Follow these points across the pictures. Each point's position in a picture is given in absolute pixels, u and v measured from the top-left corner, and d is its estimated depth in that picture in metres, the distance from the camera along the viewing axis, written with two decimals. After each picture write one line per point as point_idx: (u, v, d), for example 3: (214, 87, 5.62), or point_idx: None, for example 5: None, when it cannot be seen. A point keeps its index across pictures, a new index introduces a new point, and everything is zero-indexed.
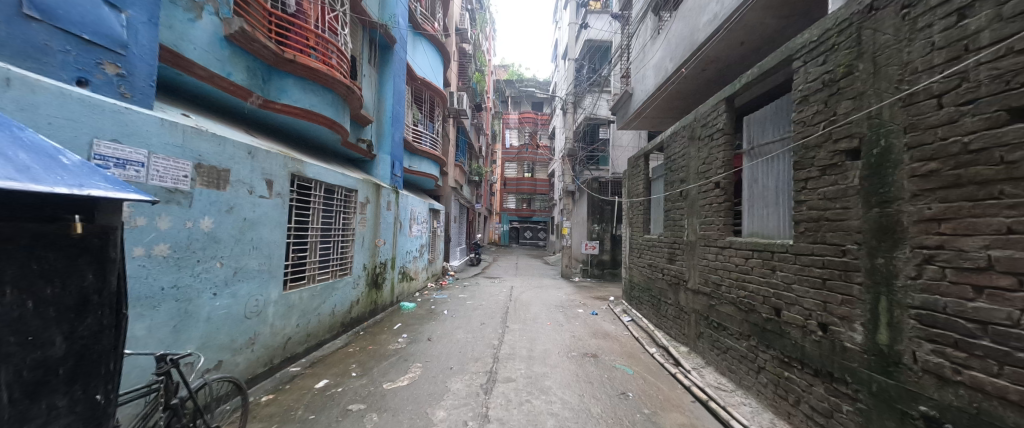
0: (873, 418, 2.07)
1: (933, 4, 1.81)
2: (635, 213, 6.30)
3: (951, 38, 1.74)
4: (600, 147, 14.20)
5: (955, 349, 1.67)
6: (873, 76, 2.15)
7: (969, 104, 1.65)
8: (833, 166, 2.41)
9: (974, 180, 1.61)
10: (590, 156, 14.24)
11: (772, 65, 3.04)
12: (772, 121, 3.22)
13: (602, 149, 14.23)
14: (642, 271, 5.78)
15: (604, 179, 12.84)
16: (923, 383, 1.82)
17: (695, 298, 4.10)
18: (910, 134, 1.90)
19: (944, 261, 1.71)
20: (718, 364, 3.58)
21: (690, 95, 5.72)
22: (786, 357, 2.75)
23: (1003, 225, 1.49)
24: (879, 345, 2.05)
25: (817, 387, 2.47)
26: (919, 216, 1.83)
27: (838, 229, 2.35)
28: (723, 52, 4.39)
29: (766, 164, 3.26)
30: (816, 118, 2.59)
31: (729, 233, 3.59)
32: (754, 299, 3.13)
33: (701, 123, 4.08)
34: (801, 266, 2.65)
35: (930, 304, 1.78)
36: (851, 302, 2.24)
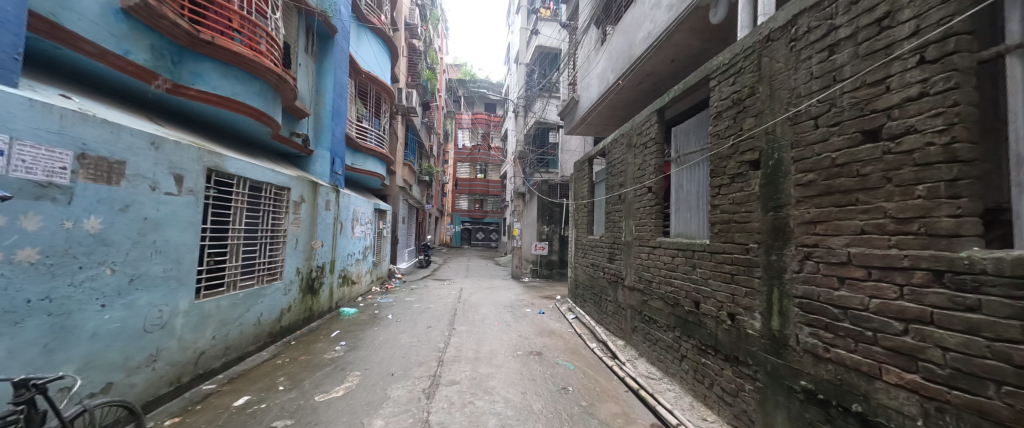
0: (768, 394, 2.39)
1: (813, 40, 2.16)
2: (580, 215, 6.59)
3: (824, 70, 2.08)
4: (549, 151, 14.69)
5: (825, 331, 2.01)
6: (769, 98, 2.50)
7: (837, 125, 1.98)
8: (740, 175, 2.75)
9: (839, 189, 1.95)
10: (540, 159, 14.71)
11: (693, 82, 3.37)
12: (694, 132, 3.57)
13: (552, 153, 14.74)
14: (586, 270, 6.06)
15: (554, 181, 13.27)
16: (804, 361, 2.14)
17: (630, 294, 4.39)
18: (796, 149, 2.24)
19: (819, 257, 2.05)
20: (649, 354, 3.87)
21: (629, 105, 6.13)
22: (703, 345, 3.06)
23: (858, 227, 1.84)
24: (772, 331, 2.37)
25: (726, 370, 2.78)
26: (801, 219, 2.17)
27: (743, 230, 2.68)
28: (656, 68, 4.79)
29: (689, 171, 3.59)
30: (727, 132, 2.92)
31: (660, 233, 3.91)
32: (678, 294, 3.44)
33: (637, 132, 4.40)
34: (715, 263, 2.97)
35: (808, 293, 2.12)
36: (752, 294, 2.57)
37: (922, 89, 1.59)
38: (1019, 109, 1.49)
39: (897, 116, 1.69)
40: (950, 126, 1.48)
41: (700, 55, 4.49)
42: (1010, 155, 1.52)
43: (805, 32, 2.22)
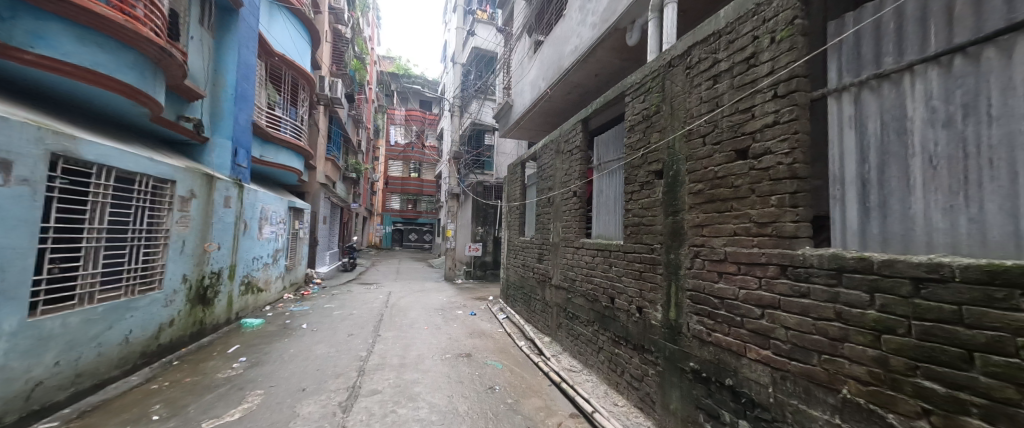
0: (665, 376, 2.72)
1: (703, 69, 2.53)
2: (512, 216, 6.75)
3: (710, 96, 2.45)
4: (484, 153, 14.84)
5: (708, 318, 2.38)
6: (670, 116, 2.85)
7: (719, 144, 2.36)
8: (647, 183, 3.09)
9: (719, 198, 2.34)
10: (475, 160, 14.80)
11: (611, 97, 3.68)
12: (611, 143, 3.91)
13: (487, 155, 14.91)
14: (517, 270, 6.23)
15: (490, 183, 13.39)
16: (692, 345, 2.50)
17: (557, 293, 4.62)
18: (690, 162, 2.61)
19: (705, 256, 2.43)
20: (572, 349, 4.12)
21: (559, 114, 6.48)
22: (616, 337, 3.35)
23: (732, 230, 2.23)
24: (670, 320, 2.72)
25: (634, 358, 3.10)
26: (693, 223, 2.55)
27: (649, 232, 3.02)
28: (582, 81, 5.13)
29: (607, 178, 3.92)
30: (637, 144, 3.26)
31: (582, 235, 4.19)
32: (597, 291, 3.72)
33: (564, 140, 4.66)
34: (627, 261, 3.29)
35: (697, 286, 2.49)
36: (656, 289, 2.90)
37: (775, 118, 1.97)
38: (835, 139, 1.93)
39: (759, 139, 2.07)
40: (793, 150, 1.86)
41: (619, 72, 4.93)
42: (829, 175, 1.96)
43: (697, 62, 2.59)
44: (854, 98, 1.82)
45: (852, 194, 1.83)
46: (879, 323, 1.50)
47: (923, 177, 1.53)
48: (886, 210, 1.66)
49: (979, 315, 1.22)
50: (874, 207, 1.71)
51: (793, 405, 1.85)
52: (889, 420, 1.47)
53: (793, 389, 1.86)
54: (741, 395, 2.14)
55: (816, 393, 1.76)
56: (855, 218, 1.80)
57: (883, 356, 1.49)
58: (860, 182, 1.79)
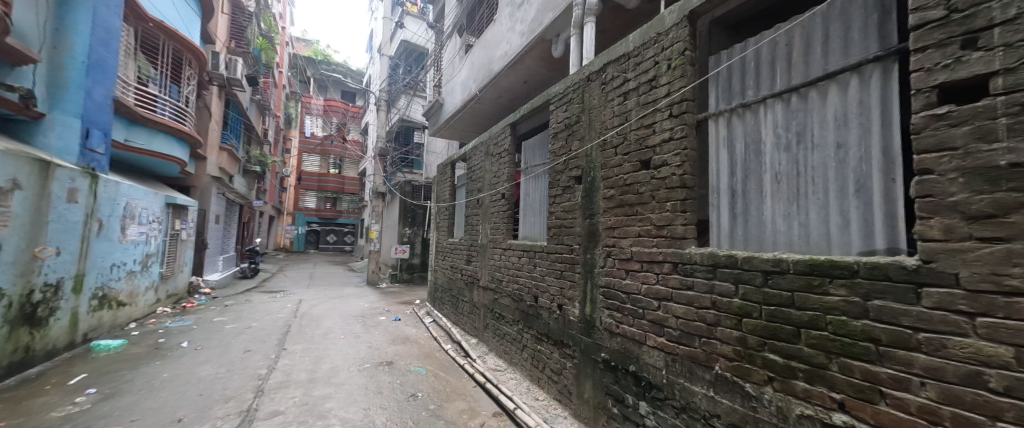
0: (581, 368, 2.92)
1: (615, 86, 2.80)
2: (441, 217, 6.60)
3: (621, 110, 2.72)
4: (413, 150, 14.31)
5: (617, 312, 2.63)
6: (588, 126, 3.08)
7: (627, 154, 2.64)
8: (568, 188, 3.30)
9: (627, 203, 2.61)
10: (401, 158, 14.17)
11: (537, 103, 3.84)
12: (537, 147, 4.07)
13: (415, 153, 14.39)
14: (445, 272, 6.11)
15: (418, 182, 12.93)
16: (604, 337, 2.73)
17: (484, 294, 4.65)
18: (604, 170, 2.85)
19: (615, 255, 2.69)
20: (498, 348, 4.18)
21: (489, 116, 6.54)
22: (539, 334, 3.50)
23: (637, 233, 2.51)
24: (586, 316, 2.93)
25: (555, 353, 3.26)
26: (606, 225, 2.80)
27: (569, 234, 3.23)
28: (512, 85, 5.26)
29: (533, 181, 4.06)
30: (560, 150, 3.45)
31: (510, 236, 4.29)
32: (522, 290, 3.83)
33: (494, 142, 4.71)
34: (549, 261, 3.45)
35: (609, 283, 2.73)
36: (574, 286, 3.10)
37: (671, 134, 2.29)
38: (712, 156, 2.28)
39: (659, 152, 2.37)
40: (683, 163, 2.20)
41: (546, 81, 5.19)
42: (708, 187, 2.32)
43: (611, 79, 2.85)
44: (726, 122, 2.19)
45: (724, 203, 2.19)
46: (742, 310, 1.86)
47: (772, 190, 1.93)
48: (747, 216, 2.04)
49: (806, 299, 1.62)
50: (739, 214, 2.09)
51: (680, 383, 2.15)
52: (747, 389, 1.83)
53: (680, 369, 2.16)
54: (642, 379, 2.40)
55: (696, 372, 2.08)
56: (726, 223, 2.17)
57: (744, 337, 1.85)
58: (729, 193, 2.17)
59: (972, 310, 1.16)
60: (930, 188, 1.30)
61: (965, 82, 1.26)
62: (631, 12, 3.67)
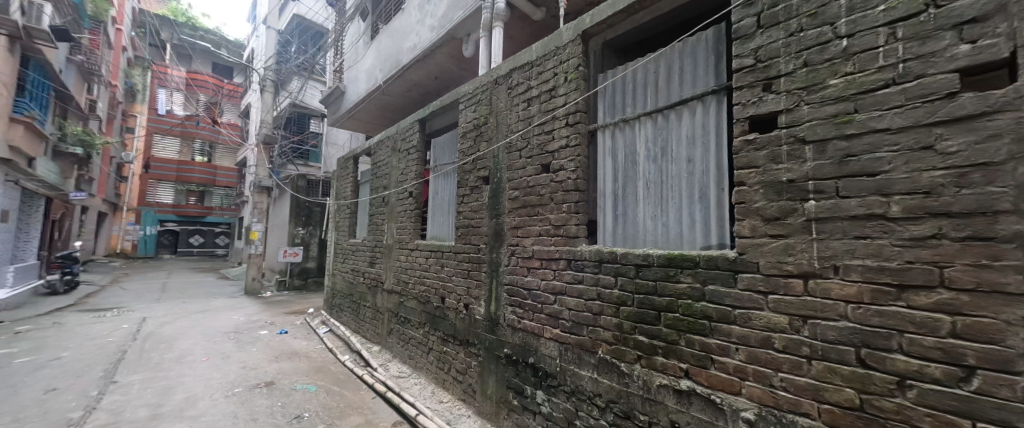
0: (485, 365, 2.97)
1: (520, 91, 2.93)
2: (341, 216, 6.02)
3: (525, 115, 2.86)
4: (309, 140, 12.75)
5: (519, 308, 2.75)
6: (495, 128, 3.15)
7: (530, 158, 2.78)
8: (476, 188, 3.32)
9: (530, 204, 2.75)
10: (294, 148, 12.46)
11: (446, 101, 3.78)
12: (446, 146, 4.00)
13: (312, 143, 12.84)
14: (345, 276, 5.59)
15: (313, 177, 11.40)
16: (507, 333, 2.83)
17: (388, 297, 4.38)
18: (509, 171, 2.96)
19: (519, 253, 2.80)
20: (402, 354, 4.00)
21: (398, 110, 6.21)
22: (445, 336, 3.44)
23: (538, 232, 2.67)
24: (490, 314, 3.00)
25: (460, 353, 3.25)
26: (510, 225, 2.91)
27: (476, 234, 3.25)
28: (422, 80, 5.09)
29: (442, 180, 3.98)
30: (468, 150, 3.45)
31: (417, 236, 4.12)
32: (429, 292, 3.72)
33: (401, 138, 4.49)
34: (457, 261, 3.42)
35: (512, 281, 2.84)
36: (480, 285, 3.14)
37: (566, 142, 2.50)
38: (600, 164, 2.56)
39: (556, 157, 2.57)
40: (577, 169, 2.43)
41: (457, 79, 5.18)
42: (596, 191, 2.59)
43: (516, 85, 2.97)
44: (611, 134, 2.48)
45: (609, 206, 2.47)
46: (620, 299, 2.12)
47: (644, 195, 2.26)
48: (626, 218, 2.34)
49: (664, 287, 1.93)
50: (620, 216, 2.39)
51: (570, 369, 2.36)
52: (622, 368, 2.09)
53: (571, 357, 2.37)
54: (539, 369, 2.56)
55: (584, 357, 2.30)
56: (610, 223, 2.45)
57: (621, 322, 2.11)
58: (613, 197, 2.45)
59: (766, 289, 1.58)
60: (744, 196, 1.69)
61: (765, 117, 1.68)
62: (537, 24, 3.90)
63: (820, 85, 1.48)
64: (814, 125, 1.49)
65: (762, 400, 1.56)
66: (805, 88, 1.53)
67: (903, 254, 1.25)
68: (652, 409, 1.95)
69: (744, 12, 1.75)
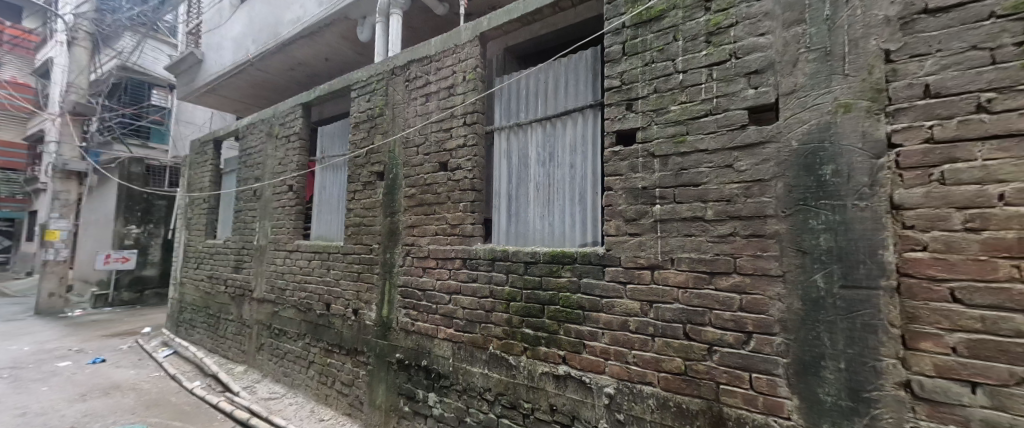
0: (374, 374, 2.78)
1: (418, 85, 2.81)
2: (196, 211, 4.92)
3: (423, 111, 2.76)
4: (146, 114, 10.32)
5: (413, 310, 2.65)
6: (391, 121, 2.97)
7: (428, 155, 2.70)
8: (369, 184, 3.07)
9: (426, 202, 2.68)
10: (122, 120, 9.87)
11: (337, 86, 3.42)
12: (335, 135, 3.60)
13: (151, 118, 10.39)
14: (199, 286, 4.59)
15: (155, 163, 9.27)
16: (399, 337, 2.70)
17: (259, 308, 3.76)
18: (406, 167, 2.82)
19: (414, 254, 2.69)
20: (276, 372, 3.49)
21: (277, 89, 5.39)
22: (329, 346, 3.11)
23: (434, 230, 2.61)
24: (382, 318, 2.81)
25: (346, 364, 2.98)
26: (406, 224, 2.78)
27: (368, 233, 3.01)
28: (308, 59, 4.52)
29: (331, 173, 3.58)
30: (362, 142, 3.18)
31: (298, 236, 3.63)
32: (311, 299, 3.31)
33: (279, 122, 3.89)
34: (345, 263, 3.12)
35: (406, 282, 2.72)
36: (372, 289, 2.92)
37: (464, 141, 2.51)
38: (496, 165, 2.63)
39: (454, 156, 2.55)
40: (473, 168, 2.46)
41: (352, 63, 4.77)
42: (492, 191, 2.66)
43: (413, 78, 2.85)
44: (506, 136, 2.58)
45: (503, 206, 2.56)
46: (510, 295, 2.22)
47: (534, 196, 2.40)
48: (518, 217, 2.46)
49: (548, 281, 2.09)
50: (513, 215, 2.49)
51: (463, 367, 2.37)
52: (510, 361, 2.19)
53: (463, 355, 2.38)
54: (432, 371, 2.50)
55: (476, 354, 2.33)
56: (504, 222, 2.54)
57: (510, 317, 2.21)
58: (507, 197, 2.55)
59: (625, 280, 1.83)
60: (611, 200, 1.93)
61: (627, 132, 1.94)
62: (439, 18, 3.83)
63: (665, 110, 1.79)
64: (660, 142, 1.79)
65: (619, 376, 1.81)
66: (655, 111, 1.83)
67: (713, 247, 1.59)
68: (534, 396, 2.09)
69: (614, 39, 2.01)
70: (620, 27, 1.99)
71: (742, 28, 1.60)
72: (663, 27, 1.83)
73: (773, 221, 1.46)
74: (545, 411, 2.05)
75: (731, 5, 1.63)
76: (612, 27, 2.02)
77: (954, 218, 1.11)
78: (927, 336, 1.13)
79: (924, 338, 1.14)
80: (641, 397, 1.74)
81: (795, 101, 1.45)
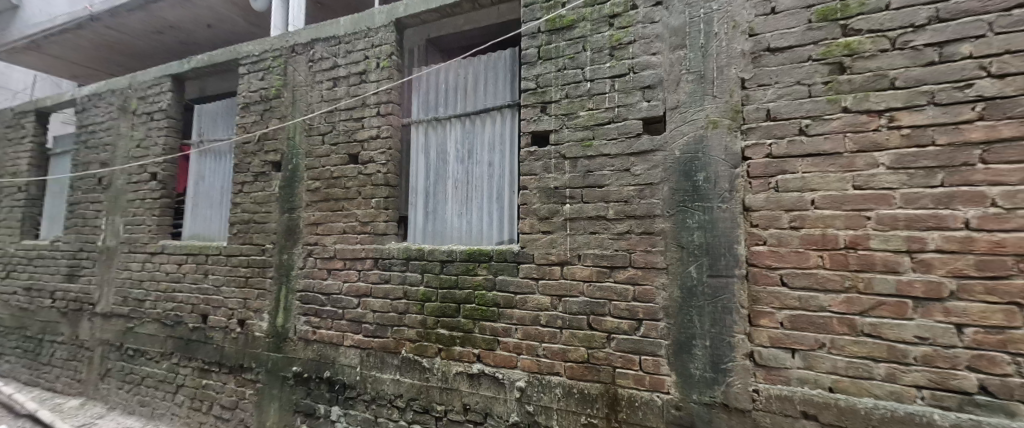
0: (265, 392, 2.44)
1: (324, 68, 2.53)
2: (5, 204, 3.73)
3: (329, 96, 2.50)
4: None
5: (315, 317, 2.38)
6: (291, 105, 2.63)
7: (335, 145, 2.46)
8: (262, 174, 2.67)
9: (333, 198, 2.43)
10: None
11: (221, 59, 2.91)
12: (218, 117, 3.06)
13: None
14: (9, 300, 3.50)
15: None
16: (297, 348, 2.40)
17: (105, 324, 3.02)
18: (308, 158, 2.53)
19: (317, 254, 2.43)
20: (130, 402, 2.85)
21: (138, 53, 4.41)
22: (205, 364, 2.64)
23: (342, 228, 2.38)
24: (276, 328, 2.48)
25: (228, 383, 2.56)
26: (308, 220, 2.49)
27: (260, 231, 2.62)
28: (183, 23, 3.79)
29: (211, 161, 3.02)
30: (253, 127, 2.75)
31: (165, 235, 2.99)
32: (182, 310, 2.76)
33: (139, 96, 3.17)
34: (230, 267, 2.67)
35: (307, 286, 2.43)
36: (263, 295, 2.54)
37: (377, 132, 2.34)
38: (413, 160, 2.50)
39: (366, 148, 2.36)
40: (387, 162, 2.31)
41: (244, 33, 4.15)
42: (408, 187, 2.52)
43: (318, 58, 2.56)
44: (424, 130, 2.47)
45: (420, 203, 2.45)
46: (425, 296, 2.13)
47: (452, 194, 2.34)
48: (436, 215, 2.38)
49: (464, 280, 2.06)
50: (430, 213, 2.40)
51: (371, 375, 2.21)
52: (423, 364, 2.10)
53: (372, 362, 2.22)
54: (336, 383, 2.28)
55: (386, 360, 2.19)
56: (420, 220, 2.43)
57: (425, 318, 2.12)
58: (424, 195, 2.44)
59: (537, 276, 1.90)
60: (525, 198, 1.98)
61: (542, 134, 2.01)
62: None
63: (575, 115, 1.90)
64: (570, 145, 1.89)
65: (530, 368, 1.87)
66: (566, 115, 1.93)
67: (613, 244, 1.73)
68: (447, 398, 2.04)
69: (530, 42, 2.06)
70: (536, 31, 2.05)
71: (639, 46, 1.77)
72: (574, 36, 1.94)
73: (659, 220, 1.65)
74: (458, 411, 2.02)
75: (630, 24, 1.80)
76: (529, 31, 2.07)
77: (783, 218, 1.39)
78: (765, 314, 1.40)
79: (763, 316, 1.40)
80: (549, 388, 1.82)
81: (678, 115, 1.66)
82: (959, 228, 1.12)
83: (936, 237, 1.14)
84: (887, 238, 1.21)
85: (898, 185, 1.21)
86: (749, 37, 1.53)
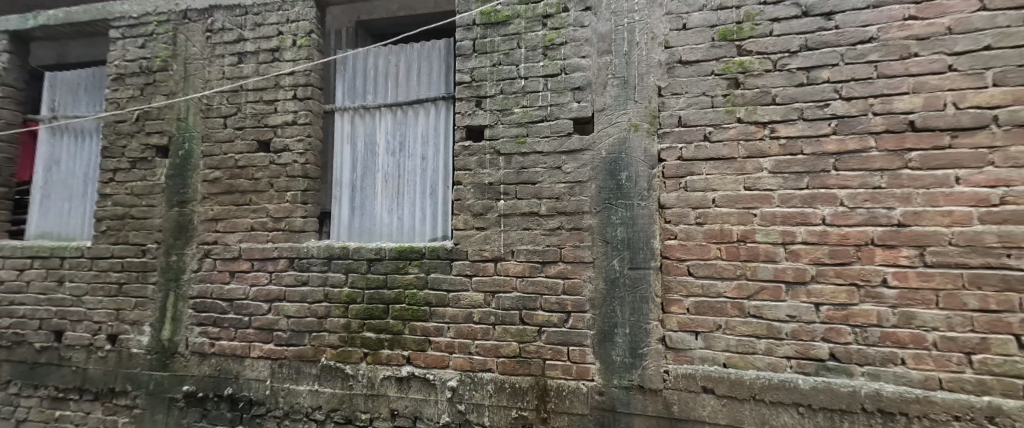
0: (145, 419, 2.06)
1: (227, 40, 2.20)
2: None
3: (232, 74, 2.18)
4: None
5: (214, 327, 2.07)
6: (182, 80, 2.24)
7: (241, 130, 2.15)
8: (142, 160, 2.24)
9: (237, 190, 2.13)
10: None
11: (83, 18, 2.37)
12: (79, 88, 2.50)
13: None
14: None
15: None
16: (190, 364, 2.07)
17: None
18: (206, 143, 2.18)
19: (217, 255, 2.11)
20: None
21: None
22: (60, 392, 2.15)
23: (249, 225, 2.10)
24: (161, 342, 2.10)
25: (93, 413, 2.11)
26: (205, 216, 2.15)
27: (140, 228, 2.19)
28: None
29: (70, 142, 2.45)
30: (130, 103, 2.29)
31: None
32: (24, 327, 2.21)
33: None
34: (96, 272, 2.19)
35: (203, 292, 2.10)
36: (143, 304, 2.14)
37: (293, 117, 2.10)
38: (337, 150, 2.30)
39: (279, 134, 2.11)
40: (306, 152, 2.09)
41: None
42: (331, 180, 2.31)
43: (219, 29, 2.22)
44: (350, 119, 2.28)
45: (345, 198, 2.26)
46: (349, 297, 1.97)
47: (382, 188, 2.20)
48: (363, 211, 2.22)
49: (392, 279, 1.95)
50: (357, 208, 2.23)
51: (285, 388, 1.98)
52: (346, 371, 1.95)
53: (285, 373, 1.99)
54: (240, 400, 2.01)
55: (303, 370, 1.99)
56: (345, 216, 2.25)
57: (349, 322, 1.97)
58: (350, 188, 2.26)
59: (470, 273, 1.86)
60: (459, 194, 1.93)
61: (476, 129, 1.98)
62: None
63: (509, 111, 1.90)
64: (504, 141, 1.89)
65: (462, 367, 1.83)
66: (501, 111, 1.92)
67: (545, 239, 1.77)
68: (373, 405, 1.92)
69: (465, 34, 2.01)
70: (471, 24, 2.01)
71: (570, 48, 1.83)
72: (509, 32, 1.94)
73: (587, 217, 1.72)
74: (384, 418, 1.90)
75: (562, 26, 1.85)
76: (463, 22, 2.02)
77: (690, 214, 1.54)
78: (675, 302, 1.54)
79: (674, 303, 1.54)
80: (480, 385, 1.80)
81: (604, 117, 1.74)
82: (819, 224, 1.35)
83: (803, 231, 1.36)
84: (768, 232, 1.41)
85: (777, 187, 1.41)
86: (665, 49, 1.66)
